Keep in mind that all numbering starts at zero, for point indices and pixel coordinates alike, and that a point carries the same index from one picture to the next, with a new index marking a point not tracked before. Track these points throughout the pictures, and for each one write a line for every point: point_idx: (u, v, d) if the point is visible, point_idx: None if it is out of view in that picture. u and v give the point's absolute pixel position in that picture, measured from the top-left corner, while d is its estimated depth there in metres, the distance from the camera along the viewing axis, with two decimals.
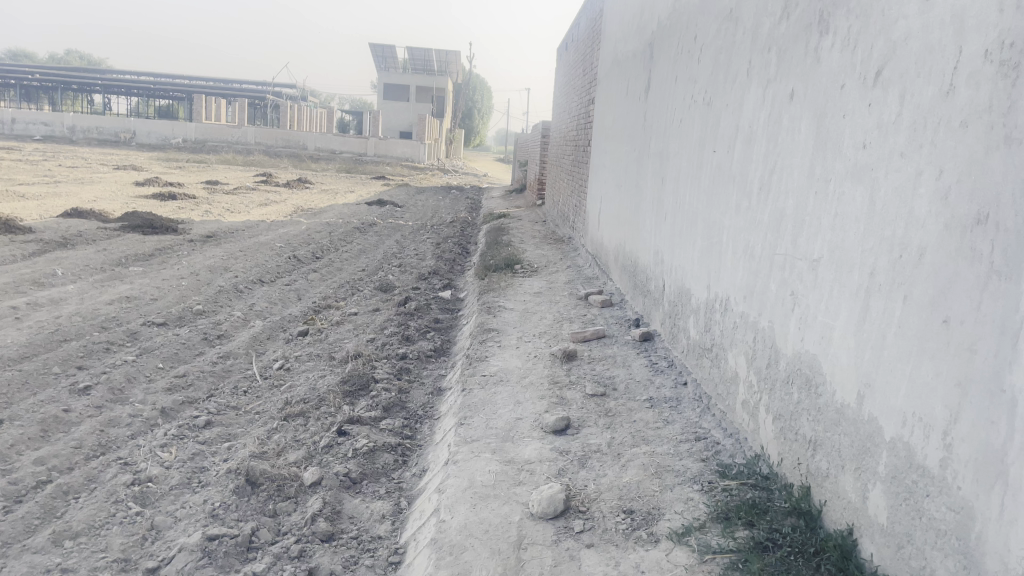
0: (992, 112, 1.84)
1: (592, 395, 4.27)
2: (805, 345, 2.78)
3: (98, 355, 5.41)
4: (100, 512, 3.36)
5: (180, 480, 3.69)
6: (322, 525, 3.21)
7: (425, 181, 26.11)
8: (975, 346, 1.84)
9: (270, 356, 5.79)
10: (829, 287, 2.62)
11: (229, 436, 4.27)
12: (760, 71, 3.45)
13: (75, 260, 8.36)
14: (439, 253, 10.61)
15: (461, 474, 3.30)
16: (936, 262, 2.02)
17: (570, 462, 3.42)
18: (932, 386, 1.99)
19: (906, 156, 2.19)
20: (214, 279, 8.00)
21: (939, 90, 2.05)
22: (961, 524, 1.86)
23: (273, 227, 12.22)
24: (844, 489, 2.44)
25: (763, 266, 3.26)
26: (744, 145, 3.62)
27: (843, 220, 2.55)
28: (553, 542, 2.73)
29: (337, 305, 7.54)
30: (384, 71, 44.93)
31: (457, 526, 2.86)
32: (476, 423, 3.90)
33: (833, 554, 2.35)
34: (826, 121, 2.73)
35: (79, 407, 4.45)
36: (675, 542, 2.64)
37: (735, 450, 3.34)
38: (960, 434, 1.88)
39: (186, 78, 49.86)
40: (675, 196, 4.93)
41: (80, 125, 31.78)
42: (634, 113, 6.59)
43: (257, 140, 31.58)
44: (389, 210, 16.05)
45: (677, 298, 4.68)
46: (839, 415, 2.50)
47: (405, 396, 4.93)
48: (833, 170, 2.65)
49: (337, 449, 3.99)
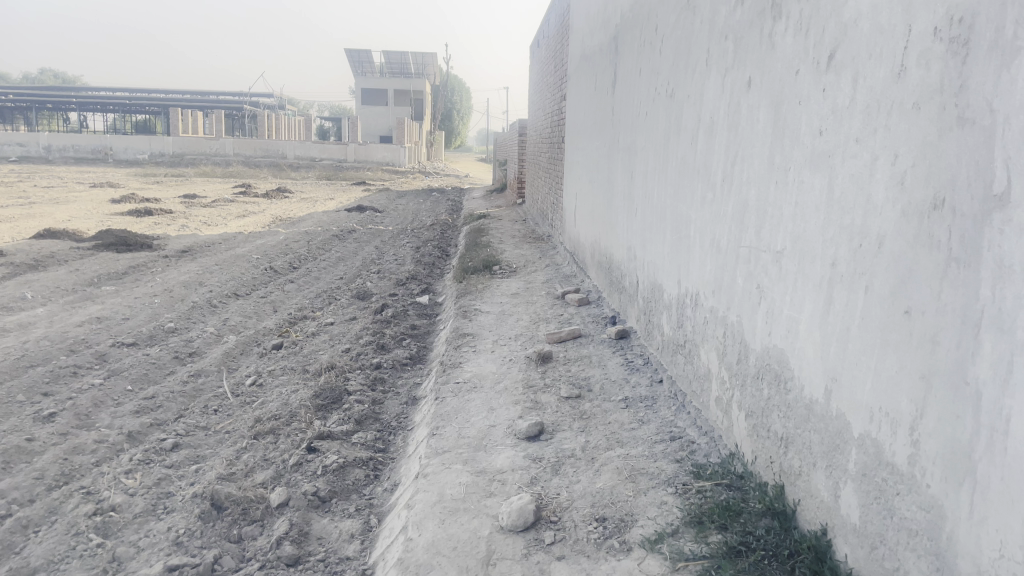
0: (943, 92, 1.76)
1: (567, 397, 4.18)
2: (773, 339, 2.70)
3: (64, 379, 5.27)
4: (59, 545, 3.23)
5: (145, 507, 3.56)
6: (288, 549, 3.12)
7: (407, 184, 25.98)
8: (938, 337, 1.76)
9: (243, 372, 5.66)
10: (793, 279, 2.54)
11: (197, 458, 4.16)
12: (718, 60, 3.37)
13: (46, 282, 8.19)
14: (418, 258, 10.50)
15: (430, 487, 3.21)
16: (896, 250, 1.94)
17: (543, 470, 3.32)
18: (896, 380, 1.91)
19: (861, 142, 2.11)
20: (188, 295, 7.85)
21: (891, 72, 1.97)
22: (931, 524, 1.78)
23: (251, 238, 12.06)
24: (817, 487, 2.36)
25: (730, 259, 3.18)
26: (707, 136, 3.53)
27: (804, 209, 2.47)
28: (523, 556, 2.64)
29: (313, 315, 7.43)
30: (361, 76, 44.69)
31: (424, 544, 2.77)
32: (448, 433, 3.80)
33: (808, 556, 2.27)
34: (783, 108, 2.65)
35: (43, 434, 4.31)
36: (647, 550, 2.56)
37: (711, 450, 3.26)
38: (926, 429, 1.80)
39: (162, 93, 49.31)
40: (644, 191, 4.84)
41: (55, 144, 31.31)
42: (602, 108, 6.51)
43: (236, 151, 31.29)
44: (369, 215, 15.90)
45: (651, 294, 4.60)
46: (808, 411, 2.42)
47: (379, 407, 4.83)
48: (792, 159, 2.57)
49: (307, 466, 3.89)
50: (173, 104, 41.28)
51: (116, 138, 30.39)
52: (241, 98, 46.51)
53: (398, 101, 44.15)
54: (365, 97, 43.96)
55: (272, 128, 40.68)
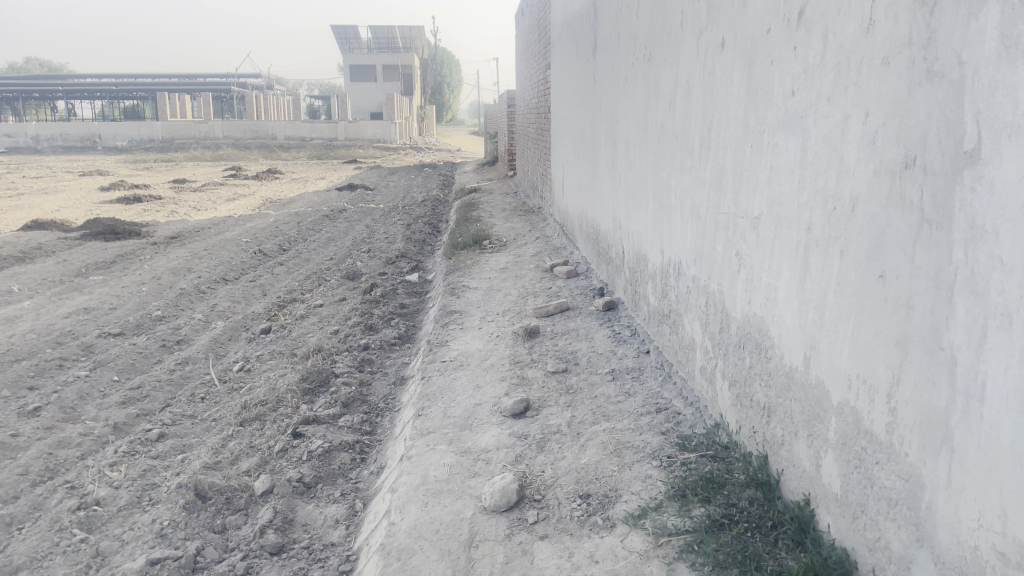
0: (912, 45, 1.68)
1: (554, 372, 4.13)
2: (753, 308, 2.64)
3: (50, 372, 5.19)
4: (42, 542, 3.18)
5: (129, 500, 3.51)
6: (271, 538, 3.10)
7: (399, 161, 25.81)
8: (912, 302, 1.70)
9: (231, 359, 5.60)
10: (771, 245, 2.47)
11: (183, 447, 4.11)
12: (693, 23, 3.27)
13: (33, 275, 8.09)
14: (409, 235, 10.41)
15: (414, 470, 3.16)
16: (869, 213, 1.87)
17: (528, 448, 3.28)
18: (873, 346, 1.86)
19: (832, 101, 2.04)
20: (176, 282, 7.77)
21: (859, 26, 1.89)
22: (911, 493, 1.73)
23: (241, 222, 11.94)
24: (799, 457, 2.31)
25: (710, 226, 3.11)
26: (684, 100, 3.45)
27: (779, 173, 2.40)
28: (505, 537, 2.60)
29: (303, 297, 7.36)
30: (349, 52, 44.17)
31: (407, 528, 2.73)
32: (434, 413, 3.76)
33: (791, 527, 2.24)
34: (755, 69, 2.56)
35: (27, 429, 4.24)
36: (630, 526, 2.52)
37: (696, 421, 3.23)
38: (903, 397, 1.74)
39: (149, 77, 48.72)
40: (626, 160, 4.75)
41: (44, 134, 30.87)
42: (585, 77, 6.40)
43: (225, 134, 30.97)
44: (360, 194, 15.77)
45: (636, 265, 4.53)
46: (789, 380, 2.37)
47: (366, 389, 4.79)
48: (766, 121, 2.49)
49: (293, 452, 3.85)
50: (161, 89, 40.79)
51: (104, 126, 30.02)
52: (228, 79, 45.99)
53: (387, 76, 43.70)
54: (353, 74, 43.53)
55: (261, 108, 40.24)
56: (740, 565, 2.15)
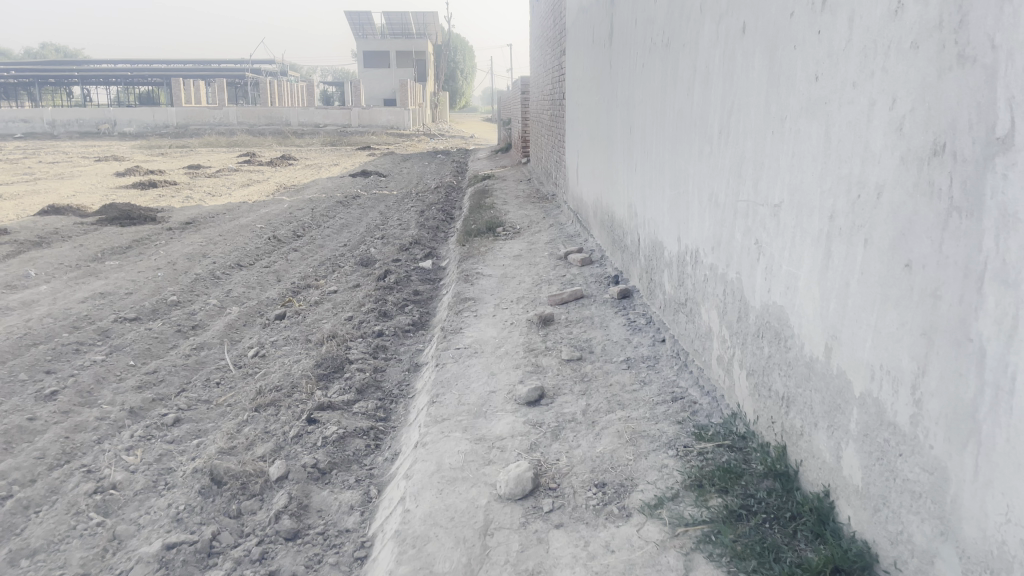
0: (942, 29, 1.64)
1: (568, 360, 4.12)
2: (772, 297, 2.61)
3: (67, 357, 5.21)
4: (60, 525, 3.20)
5: (145, 484, 3.53)
6: (286, 524, 3.11)
7: (412, 147, 25.77)
8: (940, 291, 1.67)
9: (246, 344, 5.61)
10: (792, 233, 2.44)
11: (198, 433, 4.12)
12: (713, 7, 3.22)
13: (49, 259, 8.12)
14: (423, 222, 10.39)
15: (428, 457, 3.16)
16: (895, 201, 1.83)
17: (543, 436, 3.26)
18: (897, 337, 1.82)
19: (858, 86, 2.00)
20: (191, 267, 7.78)
21: (887, 10, 1.85)
22: (935, 486, 1.71)
23: (255, 208, 11.95)
24: (819, 448, 2.28)
25: (728, 214, 3.07)
26: (702, 86, 3.40)
27: (801, 159, 2.36)
28: (520, 525, 2.60)
29: (317, 283, 7.36)
30: (362, 38, 44.00)
31: (421, 515, 2.72)
32: (448, 400, 3.75)
33: (810, 518, 2.21)
34: (777, 53, 2.52)
35: (44, 413, 4.25)
36: (646, 516, 2.51)
37: (713, 410, 3.20)
38: (929, 388, 1.71)
39: (164, 63, 48.78)
40: (643, 146, 4.71)
41: (59, 119, 30.85)
42: (600, 62, 6.34)
43: (239, 119, 30.94)
44: (374, 181, 15.76)
45: (652, 252, 4.50)
46: (809, 369, 2.34)
47: (380, 375, 4.79)
48: (787, 107, 2.45)
49: (308, 438, 3.86)
50: (175, 75, 40.83)
51: (119, 111, 30.08)
52: (242, 65, 45.97)
53: (401, 62, 43.53)
54: (367, 60, 43.46)
55: (274, 94, 40.19)
56: (758, 556, 2.13)
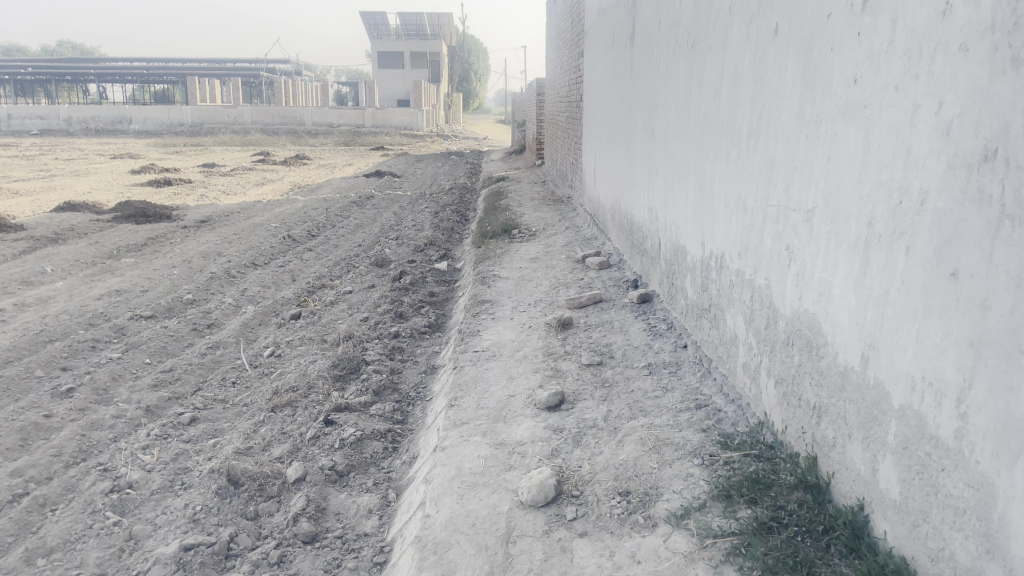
0: (995, 31, 1.59)
1: (588, 365, 4.07)
2: (804, 304, 2.56)
3: (82, 354, 5.19)
4: (75, 524, 3.17)
5: (162, 483, 3.50)
6: (304, 527, 3.07)
7: (425, 148, 25.76)
8: (988, 302, 1.62)
9: (261, 343, 5.58)
10: (826, 240, 2.39)
11: (215, 432, 4.09)
12: (743, 7, 3.17)
13: (65, 256, 8.11)
14: (437, 223, 10.35)
15: (448, 461, 3.11)
16: (940, 207, 1.78)
17: (564, 442, 3.21)
18: (941, 348, 1.77)
19: (901, 90, 1.94)
20: (206, 266, 7.76)
21: (934, 11, 1.79)
22: (981, 503, 1.65)
23: (269, 207, 11.92)
24: (852, 460, 2.23)
25: (757, 219, 3.02)
26: (730, 88, 3.35)
27: (837, 164, 2.30)
28: (543, 533, 2.55)
29: (332, 284, 7.34)
30: (377, 38, 44.05)
31: (442, 521, 2.68)
32: (467, 403, 3.71)
33: (845, 532, 2.16)
34: (813, 56, 2.47)
35: (61, 410, 4.23)
36: (673, 526, 2.46)
37: (738, 419, 3.15)
38: (975, 401, 1.66)
39: (179, 61, 49.01)
40: (665, 150, 4.66)
41: (75, 115, 30.91)
42: (621, 65, 6.30)
43: (254, 118, 30.96)
44: (388, 181, 15.75)
45: (674, 257, 4.45)
46: (843, 379, 2.28)
47: (397, 377, 4.76)
48: (823, 110, 2.40)
49: (325, 439, 3.83)
50: (191, 73, 40.97)
51: (135, 110, 30.20)
52: (257, 64, 46.12)
53: (415, 63, 43.57)
54: (381, 61, 43.53)
55: (289, 94, 40.25)
56: (790, 570, 2.08)
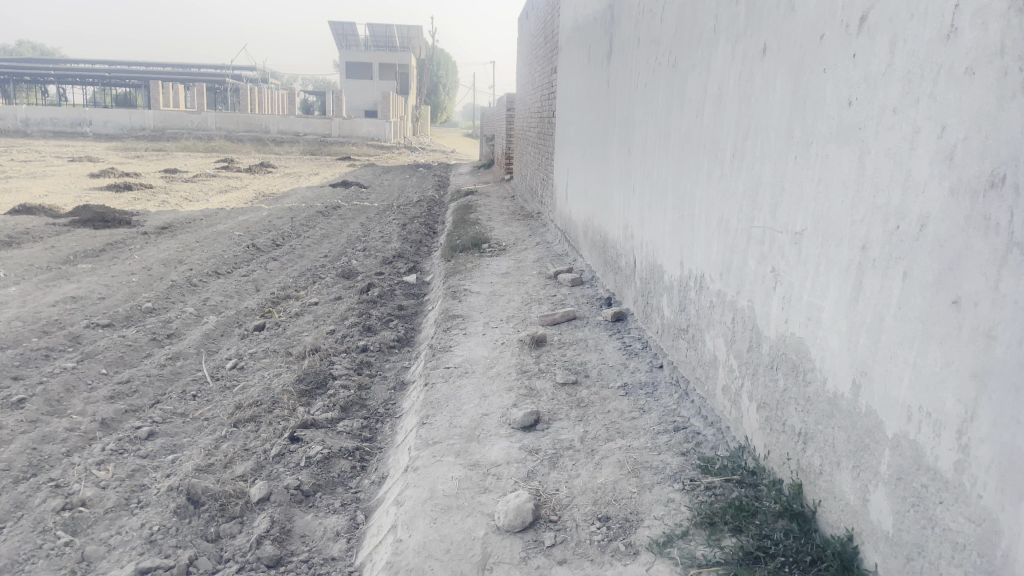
0: (1005, 54, 1.55)
1: (563, 384, 3.99)
2: (790, 327, 2.51)
3: (35, 362, 4.97)
4: (23, 544, 3.00)
5: (118, 501, 3.33)
6: (269, 550, 2.95)
7: (393, 159, 25.59)
8: (994, 332, 1.57)
9: (223, 355, 5.41)
10: (815, 263, 2.35)
11: (174, 447, 3.93)
12: (728, 27, 3.15)
13: (19, 260, 7.82)
14: (405, 235, 10.23)
15: (420, 483, 3.01)
16: (941, 233, 1.74)
17: (540, 463, 3.13)
18: (941, 377, 1.73)
19: (899, 112, 1.91)
20: (167, 274, 7.53)
21: (937, 34, 1.76)
22: (983, 538, 1.60)
23: (233, 215, 11.69)
24: (841, 489, 2.18)
25: (741, 240, 2.98)
26: (713, 107, 3.32)
27: (828, 187, 2.27)
28: (521, 560, 2.46)
29: (297, 294, 7.17)
30: (345, 48, 43.81)
31: (415, 546, 2.57)
32: (439, 421, 3.61)
33: (834, 564, 2.10)
34: (804, 76, 2.44)
35: (10, 422, 4.02)
36: (655, 554, 2.39)
37: (718, 442, 3.10)
38: (978, 434, 1.61)
39: (142, 64, 48.27)
40: (642, 167, 4.63)
41: (33, 117, 30.19)
42: (596, 81, 6.28)
43: (218, 125, 30.52)
44: (354, 192, 15.57)
45: (650, 275, 4.40)
46: (832, 406, 2.23)
47: (365, 393, 4.63)
48: (814, 131, 2.36)
49: (290, 457, 3.70)
50: (154, 77, 40.12)
51: (95, 112, 29.46)
52: (221, 70, 45.48)
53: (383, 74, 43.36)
54: (350, 70, 43.28)
55: (255, 101, 39.72)
56: None
